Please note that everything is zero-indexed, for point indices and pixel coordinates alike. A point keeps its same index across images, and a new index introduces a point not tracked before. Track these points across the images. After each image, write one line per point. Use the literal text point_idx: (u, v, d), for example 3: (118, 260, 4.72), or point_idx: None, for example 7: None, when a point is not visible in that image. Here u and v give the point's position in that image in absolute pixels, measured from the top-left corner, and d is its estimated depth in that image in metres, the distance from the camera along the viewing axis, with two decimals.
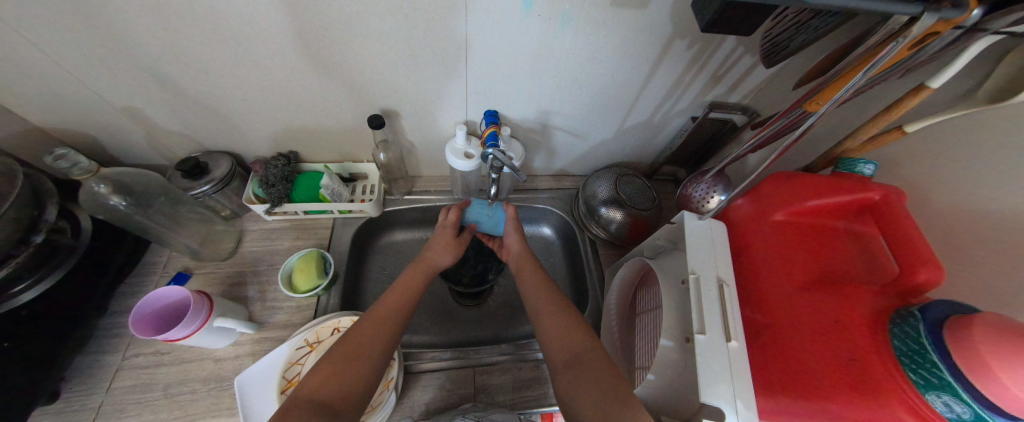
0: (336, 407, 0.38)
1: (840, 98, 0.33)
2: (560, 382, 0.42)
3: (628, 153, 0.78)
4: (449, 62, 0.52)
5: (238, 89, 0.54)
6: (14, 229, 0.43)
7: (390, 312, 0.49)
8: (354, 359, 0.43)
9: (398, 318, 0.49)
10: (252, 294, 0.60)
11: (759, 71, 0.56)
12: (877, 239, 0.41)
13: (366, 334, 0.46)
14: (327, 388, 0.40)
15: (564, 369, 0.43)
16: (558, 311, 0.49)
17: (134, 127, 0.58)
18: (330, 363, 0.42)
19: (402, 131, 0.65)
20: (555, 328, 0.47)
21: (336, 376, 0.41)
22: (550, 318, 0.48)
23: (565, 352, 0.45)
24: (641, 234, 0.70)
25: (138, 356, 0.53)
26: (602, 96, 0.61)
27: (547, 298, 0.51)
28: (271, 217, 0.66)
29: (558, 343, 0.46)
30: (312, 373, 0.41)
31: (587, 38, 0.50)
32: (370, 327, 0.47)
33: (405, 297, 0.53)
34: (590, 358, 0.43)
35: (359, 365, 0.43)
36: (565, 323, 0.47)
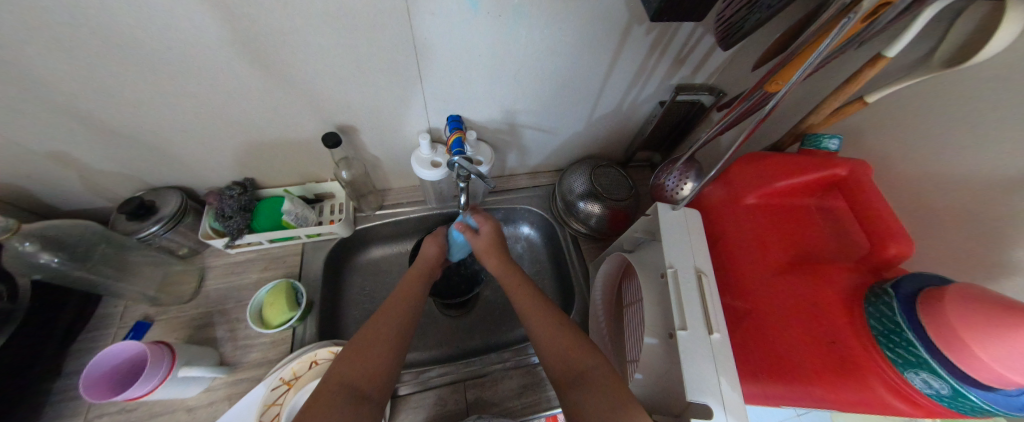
0: (364, 388, 0.38)
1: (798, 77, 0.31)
2: (570, 400, 0.41)
3: (601, 144, 0.76)
4: (400, 71, 0.49)
5: (174, 121, 0.50)
6: None
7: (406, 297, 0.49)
8: (376, 342, 0.42)
9: (413, 301, 0.49)
10: (221, 334, 0.56)
11: (720, 52, 0.55)
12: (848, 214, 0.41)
13: (388, 316, 0.46)
14: (355, 372, 0.39)
15: (570, 388, 0.42)
16: (560, 324, 0.47)
17: (64, 172, 0.53)
18: (353, 348, 0.42)
19: (363, 145, 0.62)
20: (557, 344, 0.45)
21: (361, 359, 0.40)
22: (548, 332, 0.47)
23: (571, 370, 0.43)
24: (621, 225, 0.69)
25: (102, 416, 0.49)
26: (567, 89, 0.59)
27: (535, 305, 0.50)
28: (233, 251, 0.63)
29: (560, 358, 0.44)
30: (336, 360, 0.41)
31: (542, 32, 0.47)
32: (392, 309, 0.47)
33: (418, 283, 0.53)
34: (596, 376, 0.41)
35: (384, 349, 0.42)
36: (567, 339, 0.45)
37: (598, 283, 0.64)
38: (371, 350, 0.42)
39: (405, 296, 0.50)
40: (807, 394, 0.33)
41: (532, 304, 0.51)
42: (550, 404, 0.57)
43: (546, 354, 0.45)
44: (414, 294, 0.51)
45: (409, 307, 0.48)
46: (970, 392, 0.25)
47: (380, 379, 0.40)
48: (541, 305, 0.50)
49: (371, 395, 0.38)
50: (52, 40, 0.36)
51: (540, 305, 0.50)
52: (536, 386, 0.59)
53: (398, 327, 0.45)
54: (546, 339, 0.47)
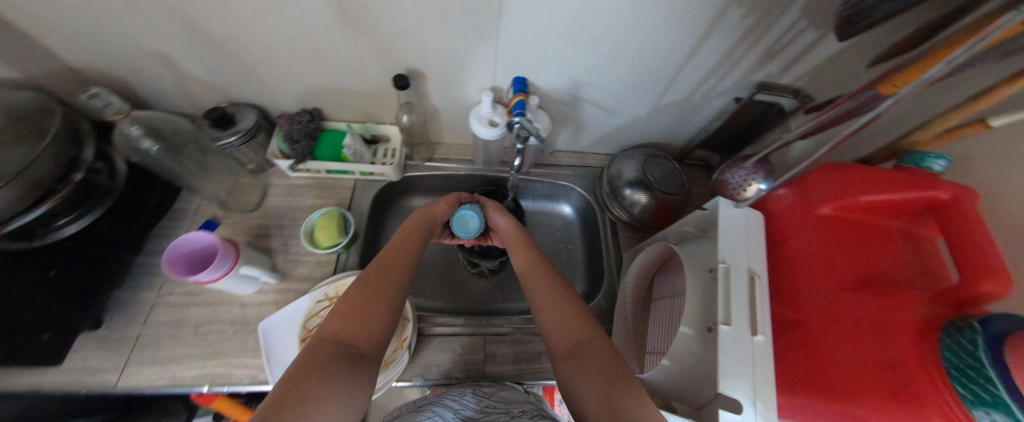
0: (360, 347, 0.38)
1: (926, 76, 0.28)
2: (563, 370, 0.41)
3: (661, 133, 0.73)
4: (477, 23, 0.49)
5: (262, 39, 0.52)
6: (55, 165, 0.46)
7: (401, 252, 0.48)
8: (370, 298, 0.42)
9: (407, 256, 0.49)
10: (275, 246, 0.61)
11: (831, 43, 0.48)
12: (931, 241, 0.38)
13: (381, 277, 0.44)
14: (351, 330, 0.39)
15: (566, 358, 0.41)
16: (556, 298, 0.47)
17: (164, 73, 0.57)
18: (342, 308, 0.41)
19: (427, 94, 0.62)
20: (555, 315, 0.45)
21: (359, 319, 0.40)
22: (548, 304, 0.46)
23: (570, 341, 0.42)
24: (665, 219, 0.67)
25: (171, 294, 0.57)
26: (644, 69, 0.56)
27: (541, 280, 0.49)
28: (294, 174, 0.67)
29: (560, 332, 0.43)
30: (330, 316, 0.40)
31: (633, 1, 0.45)
32: (380, 273, 0.45)
33: (412, 248, 0.50)
34: (593, 347, 0.41)
35: (376, 304, 0.42)
36: (565, 312, 0.45)
37: (631, 270, 0.64)
38: (364, 311, 0.41)
39: (397, 263, 0.47)
40: (849, 415, 0.32)
41: (541, 296, 0.48)
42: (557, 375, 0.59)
43: (550, 341, 0.44)
44: (405, 258, 0.48)
45: (403, 265, 0.47)
46: None
47: (376, 334, 0.40)
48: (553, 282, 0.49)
49: (366, 354, 0.38)
50: None
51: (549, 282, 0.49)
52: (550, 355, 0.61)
53: (391, 289, 0.44)
54: (547, 332, 0.45)
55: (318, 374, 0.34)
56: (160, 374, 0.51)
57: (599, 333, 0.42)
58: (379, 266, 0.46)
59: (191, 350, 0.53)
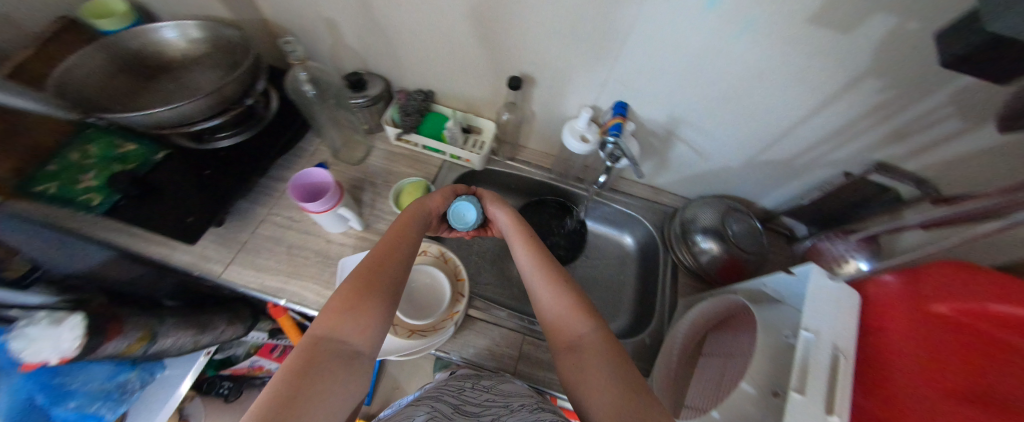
0: (355, 344, 0.38)
1: None
2: (562, 361, 0.42)
3: (747, 188, 0.72)
4: (602, 44, 0.53)
5: (415, 25, 0.60)
6: (240, 90, 0.58)
7: (398, 246, 0.48)
8: (368, 293, 0.41)
9: (405, 251, 0.48)
10: (366, 198, 0.69)
11: (981, 136, 0.45)
12: None
13: (376, 275, 0.44)
14: (345, 327, 0.39)
15: (565, 351, 0.43)
16: (557, 289, 0.47)
17: (326, 37, 0.68)
18: (334, 302, 0.40)
19: (531, 99, 0.67)
20: (555, 306, 0.46)
21: (355, 314, 0.40)
22: (550, 296, 0.47)
23: (569, 334, 0.43)
24: (734, 276, 0.64)
25: (277, 215, 0.66)
26: (750, 120, 0.57)
27: (546, 271, 0.49)
28: (395, 142, 0.75)
29: (557, 320, 0.45)
30: (324, 311, 0.39)
31: (762, 53, 0.46)
32: (372, 269, 0.44)
33: (406, 240, 0.50)
34: (593, 339, 0.42)
35: (372, 300, 0.41)
36: (566, 305, 0.45)
37: (687, 317, 0.62)
38: (360, 307, 0.40)
39: (390, 258, 0.46)
40: None
41: (542, 286, 0.48)
42: None
43: (552, 331, 0.45)
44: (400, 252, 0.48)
45: (401, 257, 0.47)
46: None
47: (371, 331, 0.40)
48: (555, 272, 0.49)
49: (364, 352, 0.39)
50: None
51: (553, 273, 0.49)
52: None
53: (386, 288, 0.44)
54: (545, 324, 0.46)
55: (313, 374, 0.34)
56: (253, 278, 0.60)
57: (600, 328, 0.43)
58: (372, 260, 0.45)
59: (281, 265, 0.61)
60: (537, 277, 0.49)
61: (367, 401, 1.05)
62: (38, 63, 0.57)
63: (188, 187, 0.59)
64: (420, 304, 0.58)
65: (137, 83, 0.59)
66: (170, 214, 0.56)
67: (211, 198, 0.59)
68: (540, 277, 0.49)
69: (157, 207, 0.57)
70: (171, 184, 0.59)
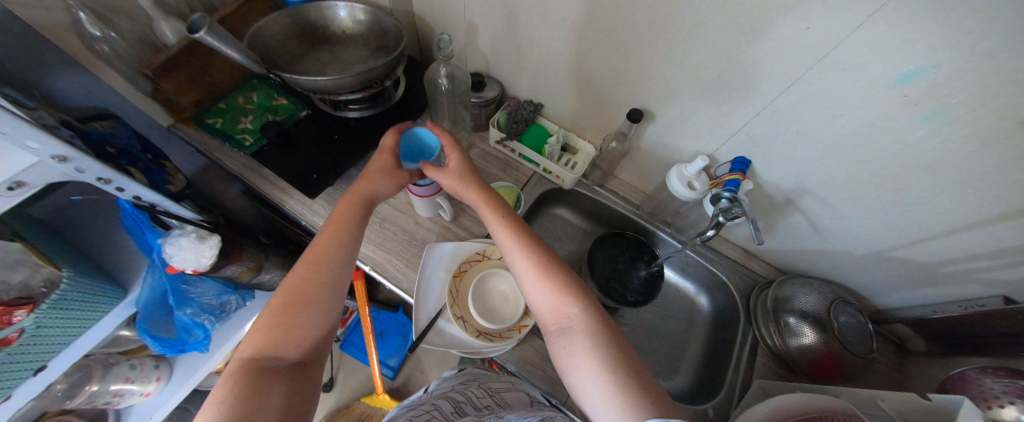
0: (284, 358, 0.36)
1: None
2: (556, 346, 0.41)
3: (862, 280, 0.64)
4: (744, 96, 0.50)
5: (549, 42, 0.62)
6: (385, 71, 0.64)
7: (332, 244, 0.44)
8: (297, 305, 0.39)
9: (343, 246, 0.45)
10: (458, 191, 0.72)
11: None
12: None
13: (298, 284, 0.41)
14: (274, 343, 0.37)
15: (558, 334, 0.41)
16: (547, 268, 0.44)
17: (463, 38, 0.73)
18: (260, 318, 0.38)
19: (643, 133, 0.66)
20: (545, 286, 0.43)
21: (281, 328, 0.38)
22: (536, 275, 0.44)
23: (558, 316, 0.42)
24: (828, 375, 0.56)
25: None
26: (895, 210, 0.51)
27: (532, 249, 0.46)
28: (494, 145, 0.78)
29: (548, 302, 0.43)
30: (247, 333, 0.37)
31: (945, 145, 0.40)
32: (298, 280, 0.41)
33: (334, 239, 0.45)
34: (589, 323, 0.40)
35: (302, 309, 0.39)
36: (554, 285, 0.43)
37: (765, 404, 0.55)
38: (286, 319, 0.38)
39: (317, 262, 0.43)
40: None
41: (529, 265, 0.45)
42: None
43: (541, 313, 0.44)
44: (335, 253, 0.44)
45: (339, 256, 0.44)
46: None
47: (304, 344, 0.38)
48: (541, 249, 0.46)
49: (298, 365, 0.37)
50: None
51: (539, 250, 0.46)
52: None
53: (323, 294, 0.41)
54: (537, 305, 0.44)
55: (236, 390, 0.32)
56: None
57: (591, 312, 0.41)
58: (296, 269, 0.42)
59: (374, 235, 0.66)
60: (521, 254, 0.46)
61: (394, 377, 1.08)
62: (237, 19, 0.68)
63: (317, 147, 0.66)
64: (490, 306, 0.59)
65: (302, 49, 0.68)
66: (299, 168, 0.64)
67: (331, 161, 0.65)
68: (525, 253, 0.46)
69: (291, 158, 0.65)
70: (305, 142, 0.67)
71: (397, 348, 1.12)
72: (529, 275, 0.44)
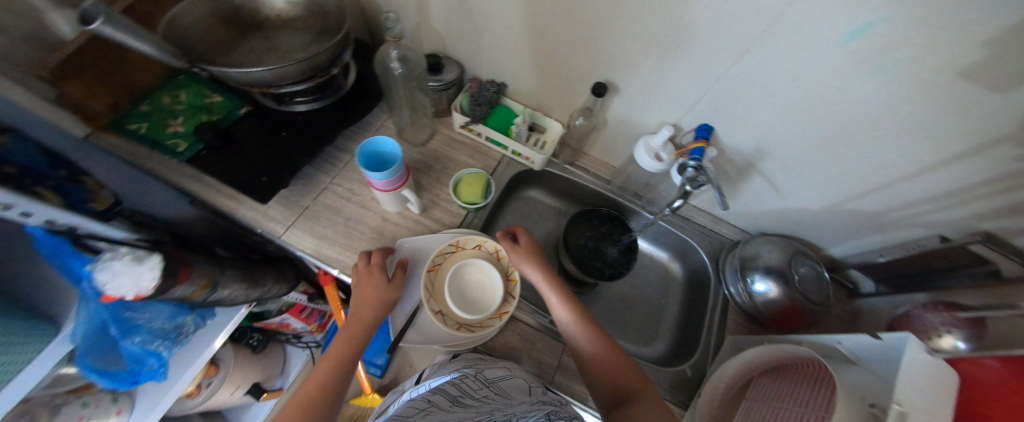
0: None
1: None
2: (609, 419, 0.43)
3: (818, 233, 0.68)
4: (703, 63, 0.50)
5: (506, 16, 0.59)
6: (330, 58, 0.58)
7: (342, 354, 0.47)
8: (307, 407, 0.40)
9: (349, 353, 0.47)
10: (425, 182, 0.69)
11: None
12: None
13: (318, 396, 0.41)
14: None
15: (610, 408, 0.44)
16: (608, 349, 0.49)
17: (414, 16, 0.68)
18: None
19: (608, 107, 0.65)
20: (607, 364, 0.48)
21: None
22: (600, 353, 0.49)
23: (614, 392, 0.45)
24: (791, 324, 0.61)
25: (339, 186, 0.67)
26: (847, 166, 0.53)
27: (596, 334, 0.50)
28: (459, 130, 0.74)
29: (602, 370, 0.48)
30: None
31: (889, 98, 0.42)
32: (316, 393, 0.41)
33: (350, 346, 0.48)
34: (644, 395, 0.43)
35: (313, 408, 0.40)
36: (615, 362, 0.48)
37: (739, 358, 0.58)
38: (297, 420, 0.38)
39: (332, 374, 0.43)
40: None
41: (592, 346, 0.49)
42: None
43: (597, 388, 0.47)
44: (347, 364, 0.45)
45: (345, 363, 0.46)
46: None
47: None
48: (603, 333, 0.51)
49: None
50: None
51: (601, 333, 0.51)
52: None
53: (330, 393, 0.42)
54: (595, 379, 0.48)
55: None
56: (311, 243, 0.61)
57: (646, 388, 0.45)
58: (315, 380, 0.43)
59: (338, 236, 0.62)
60: (583, 334, 0.50)
61: (383, 375, 1.07)
62: (145, 6, 0.59)
63: (263, 147, 0.60)
64: (467, 298, 0.58)
65: (232, 38, 0.61)
66: (245, 171, 0.58)
67: (280, 161, 0.60)
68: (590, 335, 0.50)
69: (234, 161, 0.59)
70: (248, 142, 0.61)
71: (382, 346, 1.11)
72: (591, 351, 0.49)
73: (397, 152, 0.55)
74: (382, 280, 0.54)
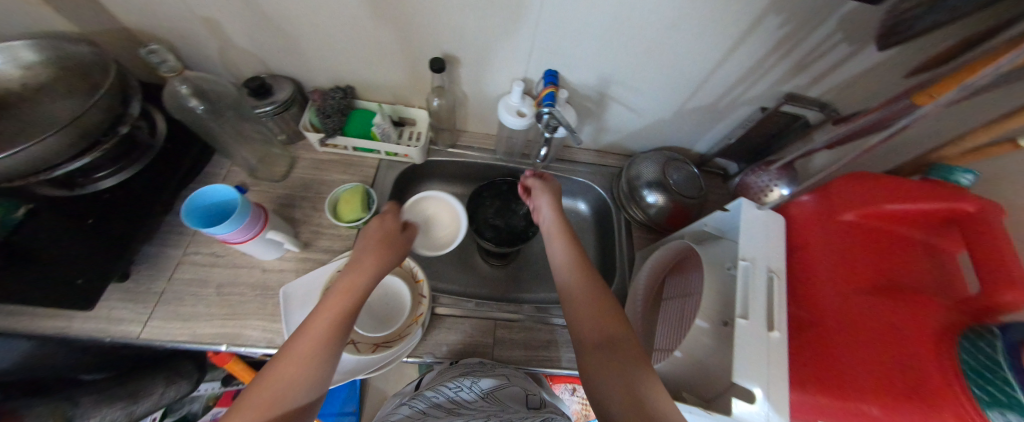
0: None
1: (950, 94, 0.32)
2: (588, 362, 0.43)
3: (683, 138, 0.75)
4: (519, 13, 0.50)
5: (310, 13, 0.53)
6: (108, 117, 0.47)
7: (338, 301, 0.42)
8: (286, 364, 0.36)
9: (347, 311, 0.42)
10: (298, 216, 0.63)
11: (867, 54, 0.49)
12: (997, 237, 0.33)
13: (279, 379, 0.35)
14: (268, 398, 0.34)
15: (594, 351, 0.43)
16: (597, 300, 0.48)
17: (210, 40, 0.58)
18: (263, 378, 0.36)
19: (459, 80, 0.64)
20: (597, 314, 0.46)
21: (272, 384, 0.35)
22: (590, 302, 0.47)
23: (601, 338, 0.44)
24: (680, 223, 0.68)
25: (198, 254, 0.58)
26: (674, 72, 0.58)
27: (589, 287, 0.49)
28: (321, 148, 0.68)
29: (591, 319, 0.46)
30: (248, 389, 0.35)
31: (673, 4, 0.46)
32: (275, 379, 0.35)
33: (322, 328, 0.40)
34: (625, 343, 0.42)
35: (298, 366, 0.36)
36: (607, 312, 0.46)
37: (645, 268, 0.64)
38: (277, 377, 0.36)
39: (296, 363, 0.37)
40: (862, 413, 0.33)
41: (582, 297, 0.49)
42: (565, 366, 0.60)
43: (579, 333, 0.46)
44: (316, 354, 0.38)
45: (340, 321, 0.41)
46: None
47: (287, 400, 0.35)
48: (597, 284, 0.50)
49: None
50: None
51: (599, 289, 0.49)
52: (559, 344, 0.62)
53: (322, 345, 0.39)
54: (582, 329, 0.46)
55: None
56: (178, 329, 0.52)
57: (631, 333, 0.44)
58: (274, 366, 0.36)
59: (213, 309, 0.54)
60: (578, 289, 0.49)
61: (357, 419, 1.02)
62: None
63: (68, 243, 0.49)
64: (429, 231, 0.65)
65: None
66: (52, 278, 0.47)
67: (100, 251, 0.50)
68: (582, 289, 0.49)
69: (28, 271, 0.46)
70: (43, 244, 0.49)
71: (347, 392, 1.04)
72: (584, 300, 0.48)
73: (212, 192, 0.49)
74: (392, 226, 0.51)
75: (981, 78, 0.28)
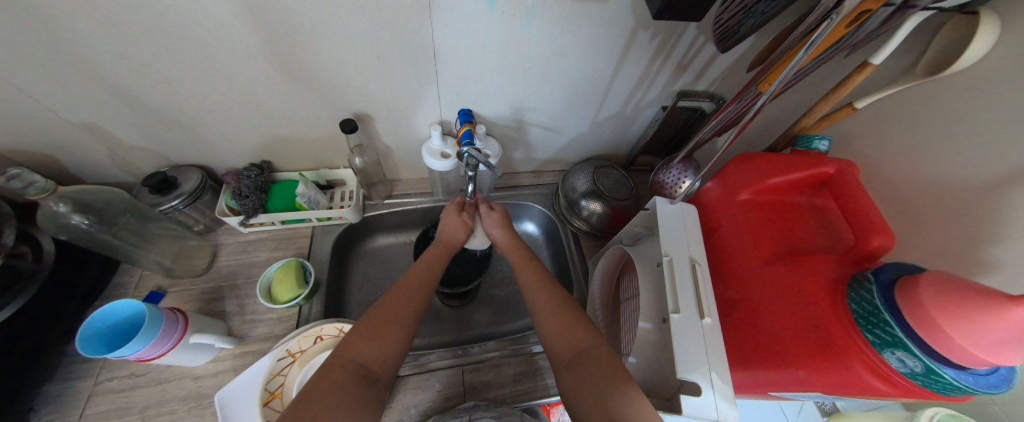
0: (374, 370, 0.40)
1: (777, 85, 0.34)
2: (564, 380, 0.41)
3: (606, 146, 0.80)
4: (417, 64, 0.52)
5: (205, 99, 0.51)
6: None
7: (420, 277, 0.52)
8: (384, 327, 0.43)
9: (425, 285, 0.51)
10: (230, 308, 0.58)
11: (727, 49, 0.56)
12: (857, 191, 0.38)
13: (384, 322, 0.44)
14: (368, 351, 0.41)
15: (566, 366, 0.42)
16: (561, 309, 0.47)
17: (95, 145, 0.55)
18: (361, 327, 0.43)
19: (377, 135, 0.65)
20: (553, 326, 0.46)
21: (376, 341, 0.42)
22: (549, 311, 0.48)
23: (570, 349, 0.43)
24: (621, 225, 0.71)
25: (112, 379, 0.51)
26: (576, 90, 0.62)
27: (546, 296, 0.50)
28: (246, 230, 0.65)
29: (560, 338, 0.44)
30: (349, 336, 0.42)
31: (554, 33, 0.50)
32: (385, 322, 0.44)
33: (416, 293, 0.49)
34: (595, 355, 0.41)
35: (394, 329, 0.43)
36: (567, 321, 0.45)
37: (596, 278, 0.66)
38: (383, 333, 0.42)
39: (397, 311, 0.45)
40: (793, 378, 0.35)
41: (544, 311, 0.48)
42: (544, 393, 0.58)
43: (552, 348, 0.44)
44: (411, 310, 0.46)
45: (421, 294, 0.49)
46: (942, 370, 0.26)
47: (390, 360, 0.42)
48: (550, 294, 0.50)
49: (380, 377, 0.40)
50: (115, 24, 0.39)
51: (558, 293, 0.50)
52: (532, 375, 0.60)
53: (414, 303, 0.47)
54: (548, 342, 0.45)
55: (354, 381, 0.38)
56: None
57: (600, 340, 0.43)
58: (382, 312, 0.45)
59: None
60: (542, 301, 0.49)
61: None
62: None
63: None
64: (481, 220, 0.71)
65: None
66: None
67: None
68: (543, 306, 0.48)
69: None
70: None
71: None
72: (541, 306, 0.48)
73: (111, 311, 0.45)
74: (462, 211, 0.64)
75: (792, 70, 0.32)
